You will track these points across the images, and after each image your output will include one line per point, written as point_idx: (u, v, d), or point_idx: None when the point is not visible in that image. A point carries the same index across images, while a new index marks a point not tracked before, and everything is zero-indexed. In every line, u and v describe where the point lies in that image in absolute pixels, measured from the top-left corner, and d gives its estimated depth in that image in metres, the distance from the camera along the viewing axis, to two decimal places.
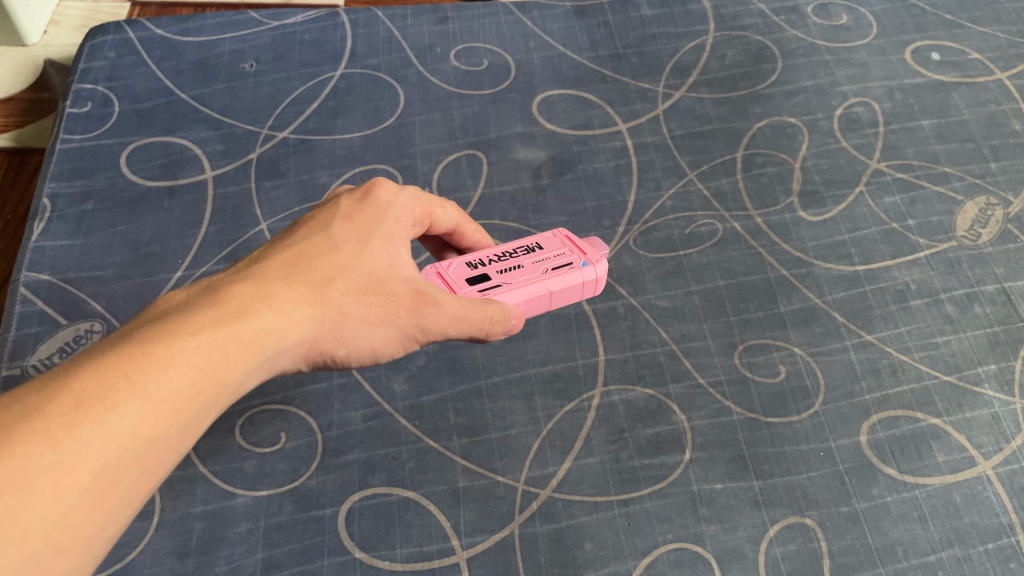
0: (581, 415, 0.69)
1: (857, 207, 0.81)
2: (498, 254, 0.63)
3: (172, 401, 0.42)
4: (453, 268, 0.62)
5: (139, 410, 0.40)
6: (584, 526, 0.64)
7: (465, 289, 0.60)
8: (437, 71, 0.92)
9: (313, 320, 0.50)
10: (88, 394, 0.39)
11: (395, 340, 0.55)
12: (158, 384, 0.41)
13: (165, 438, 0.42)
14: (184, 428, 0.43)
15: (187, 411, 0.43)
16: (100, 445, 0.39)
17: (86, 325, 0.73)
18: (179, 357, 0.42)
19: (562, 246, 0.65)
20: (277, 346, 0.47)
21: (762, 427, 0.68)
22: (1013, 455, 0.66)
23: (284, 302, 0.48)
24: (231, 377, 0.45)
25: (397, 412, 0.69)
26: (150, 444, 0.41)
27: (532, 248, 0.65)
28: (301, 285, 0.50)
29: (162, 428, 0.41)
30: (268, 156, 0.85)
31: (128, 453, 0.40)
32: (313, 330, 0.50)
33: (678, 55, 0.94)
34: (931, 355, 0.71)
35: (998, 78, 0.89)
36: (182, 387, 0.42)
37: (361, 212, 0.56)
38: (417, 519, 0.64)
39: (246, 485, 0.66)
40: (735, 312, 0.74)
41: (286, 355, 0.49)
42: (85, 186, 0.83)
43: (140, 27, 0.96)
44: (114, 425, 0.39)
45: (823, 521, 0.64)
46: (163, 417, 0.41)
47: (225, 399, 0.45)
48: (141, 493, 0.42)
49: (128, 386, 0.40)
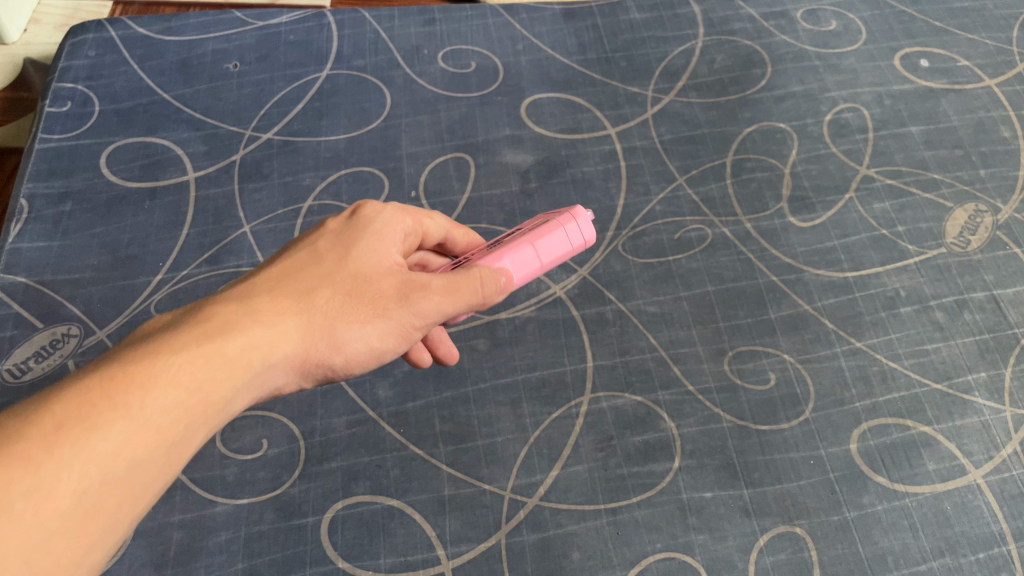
0: (569, 422, 0.68)
1: (846, 213, 0.80)
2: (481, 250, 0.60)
3: (156, 420, 0.41)
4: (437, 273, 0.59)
5: (124, 431, 0.39)
6: (571, 535, 0.63)
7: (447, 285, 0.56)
8: (424, 73, 0.91)
9: (302, 332, 0.48)
10: (67, 417, 0.38)
11: (397, 340, 0.53)
12: (142, 405, 0.40)
13: (150, 459, 0.41)
14: (171, 448, 0.42)
15: (171, 429, 0.41)
16: (81, 468, 0.38)
17: (64, 328, 0.71)
18: (162, 375, 0.41)
19: (542, 216, 0.60)
20: (265, 360, 0.46)
21: (752, 434, 0.67)
22: (1003, 464, 0.66)
23: (271, 316, 0.47)
24: (218, 394, 0.44)
25: (382, 419, 0.68)
26: (134, 466, 0.40)
27: (515, 231, 0.61)
28: (286, 299, 0.49)
29: (147, 448, 0.40)
30: (251, 158, 0.84)
31: (112, 475, 0.39)
32: (305, 341, 0.49)
33: (667, 59, 0.93)
34: (921, 362, 0.71)
35: (986, 84, 0.89)
36: (166, 405, 0.41)
37: (347, 225, 0.55)
38: (402, 528, 0.63)
39: (226, 493, 0.64)
40: (725, 318, 0.74)
41: (278, 368, 0.48)
42: (64, 187, 0.81)
43: (122, 25, 0.94)
44: (96, 447, 0.38)
45: (814, 530, 0.63)
46: (148, 437, 0.40)
47: (214, 417, 0.44)
48: (129, 518, 0.41)
49: (109, 407, 0.39)
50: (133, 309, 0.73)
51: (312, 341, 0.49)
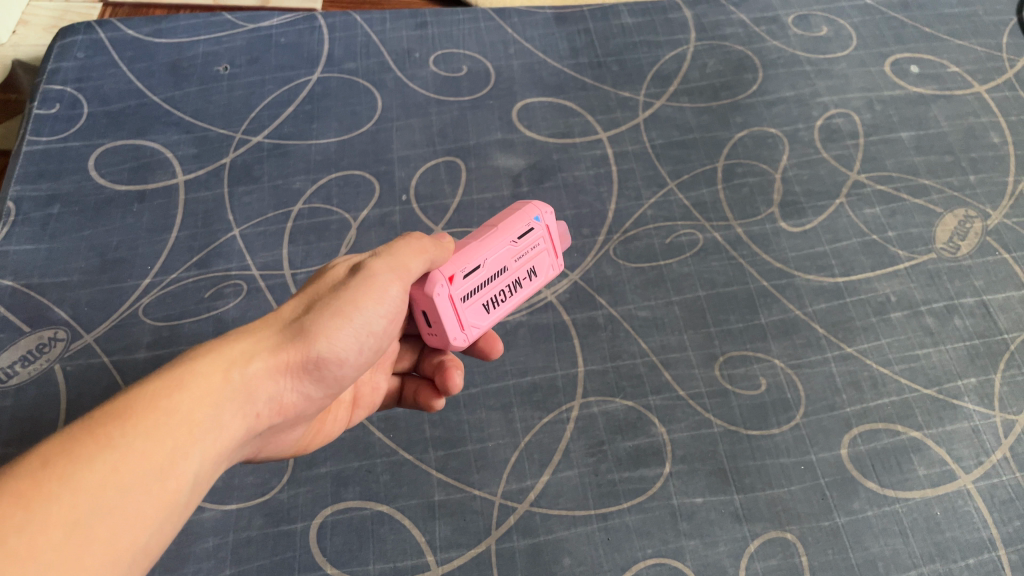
0: (560, 427, 0.68)
1: (837, 218, 0.80)
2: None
3: (137, 444, 0.43)
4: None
5: (109, 456, 0.41)
6: (562, 541, 0.62)
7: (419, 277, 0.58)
8: (416, 77, 0.91)
9: (272, 346, 0.51)
10: (49, 456, 0.40)
11: (369, 325, 0.54)
12: (121, 434, 0.42)
13: (142, 478, 0.42)
14: (161, 470, 0.43)
15: (155, 451, 0.43)
16: (70, 497, 0.39)
17: (51, 332, 0.71)
18: (136, 405, 0.44)
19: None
20: (238, 375, 0.49)
21: (743, 440, 0.67)
22: (993, 469, 0.66)
23: (234, 341, 0.50)
24: (195, 412, 0.46)
25: (372, 424, 0.68)
26: (126, 490, 0.41)
27: None
28: (250, 329, 0.52)
29: (135, 470, 0.42)
30: (242, 161, 0.83)
31: (103, 499, 0.40)
32: (279, 355, 0.51)
33: (659, 63, 0.93)
34: (911, 367, 0.71)
35: (976, 91, 0.89)
36: (145, 428, 0.43)
37: None
38: (391, 534, 0.62)
39: (214, 498, 0.64)
40: (716, 322, 0.74)
41: (258, 385, 0.50)
42: (52, 189, 0.80)
43: (112, 27, 0.94)
44: (81, 475, 0.40)
45: (804, 536, 0.63)
46: (132, 460, 0.42)
47: (199, 436, 0.45)
48: (135, 549, 0.42)
49: (89, 442, 0.41)
50: (121, 313, 0.73)
51: (286, 351, 0.51)
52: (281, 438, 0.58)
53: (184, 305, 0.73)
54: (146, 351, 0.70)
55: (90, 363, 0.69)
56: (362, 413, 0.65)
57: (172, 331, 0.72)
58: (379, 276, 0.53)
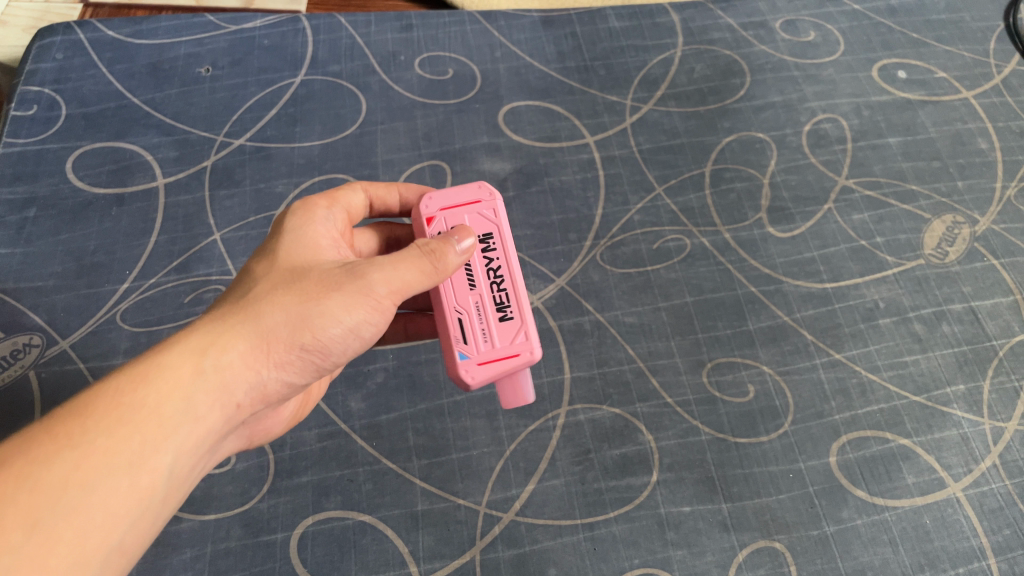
0: (546, 435, 0.67)
1: (825, 223, 0.80)
2: (487, 265, 0.62)
3: (102, 443, 0.43)
4: (468, 214, 0.63)
5: (68, 456, 0.41)
6: (548, 551, 0.61)
7: (434, 211, 0.63)
8: (401, 80, 0.90)
9: (250, 329, 0.49)
10: (8, 456, 0.40)
11: (359, 329, 0.53)
12: (82, 430, 0.42)
13: (105, 476, 0.42)
14: (129, 468, 0.43)
15: (122, 449, 0.43)
16: (29, 499, 0.39)
17: (25, 338, 0.69)
18: (99, 401, 0.44)
19: (501, 342, 0.61)
20: (212, 363, 0.47)
21: (731, 447, 0.66)
22: (982, 477, 0.65)
23: (210, 327, 0.49)
24: (166, 405, 0.45)
25: (354, 432, 0.66)
26: (90, 490, 0.41)
27: (505, 311, 0.62)
28: (227, 308, 0.50)
29: (100, 470, 0.42)
30: (223, 164, 0.82)
31: (65, 500, 0.40)
32: (258, 338, 0.49)
33: (646, 68, 0.92)
34: (900, 374, 0.70)
35: (964, 97, 0.89)
36: (106, 424, 0.43)
37: (272, 235, 0.57)
38: (373, 545, 0.61)
39: (192, 509, 0.62)
40: (704, 329, 0.73)
41: (237, 376, 0.49)
42: (28, 193, 0.79)
43: (91, 28, 0.92)
44: (41, 476, 0.40)
45: (793, 545, 0.62)
46: (96, 459, 0.42)
47: (172, 431, 0.45)
48: (105, 550, 0.42)
49: (50, 442, 0.41)
50: (98, 319, 0.71)
51: (265, 335, 0.49)
52: (269, 422, 0.60)
53: (162, 310, 0.72)
54: (124, 358, 0.69)
55: (66, 370, 0.68)
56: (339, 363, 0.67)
57: (150, 337, 0.70)
58: (372, 283, 0.52)
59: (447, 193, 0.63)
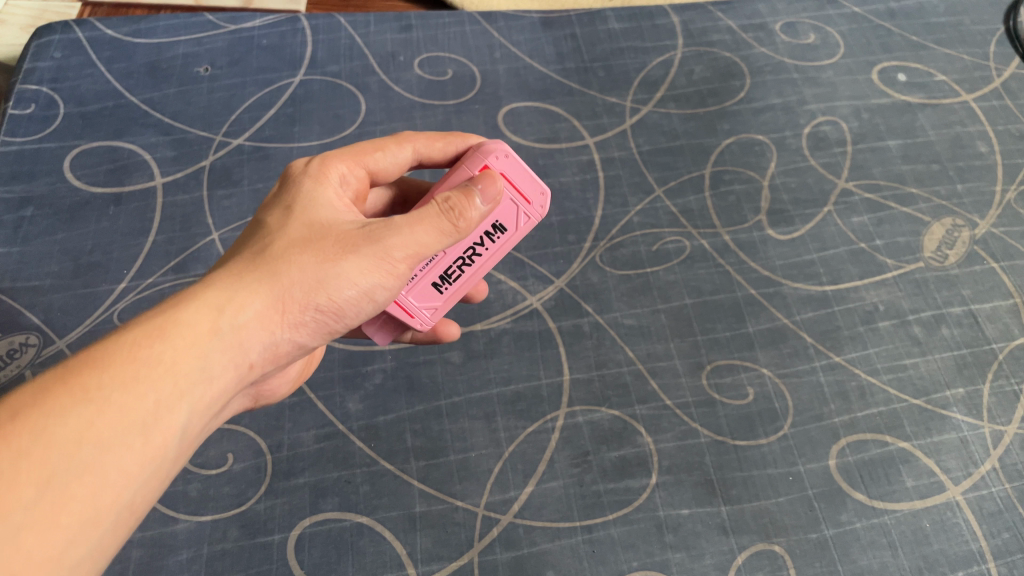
0: (545, 437, 0.67)
1: (825, 226, 0.79)
2: (471, 244, 0.61)
3: (118, 399, 0.42)
4: (508, 198, 0.60)
5: (84, 411, 0.41)
6: (546, 554, 0.61)
7: (496, 166, 0.59)
8: (400, 80, 0.90)
9: (265, 289, 0.49)
10: (21, 406, 0.40)
11: (372, 292, 0.52)
12: (98, 384, 0.42)
13: (120, 433, 0.42)
14: (144, 427, 0.43)
15: (138, 405, 0.43)
16: (43, 453, 0.39)
17: (22, 337, 0.69)
18: (115, 356, 0.43)
19: (413, 300, 0.62)
20: (228, 322, 0.47)
21: (730, 450, 0.66)
22: (982, 481, 0.65)
23: (225, 284, 0.48)
24: (181, 362, 0.45)
25: (352, 433, 0.66)
26: (105, 447, 0.41)
27: (441, 281, 0.62)
28: (244, 265, 0.50)
29: (115, 427, 0.42)
30: (221, 164, 0.82)
31: (80, 456, 0.40)
32: (274, 297, 0.49)
33: (646, 70, 0.92)
34: (899, 377, 0.70)
35: (963, 100, 0.89)
36: (122, 380, 0.43)
37: (285, 188, 0.56)
38: (370, 547, 0.61)
39: (189, 510, 0.62)
40: (703, 331, 0.73)
41: (251, 336, 0.48)
42: (25, 192, 0.79)
43: (90, 27, 0.92)
44: (56, 430, 0.40)
45: (792, 549, 0.62)
46: (111, 416, 0.42)
47: (187, 390, 0.45)
48: (117, 508, 0.42)
49: (66, 395, 0.41)
50: (95, 318, 0.71)
51: (281, 294, 0.49)
52: (274, 384, 0.61)
53: None
54: None
55: None
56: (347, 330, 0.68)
57: None
58: (389, 248, 0.51)
59: (520, 172, 0.59)
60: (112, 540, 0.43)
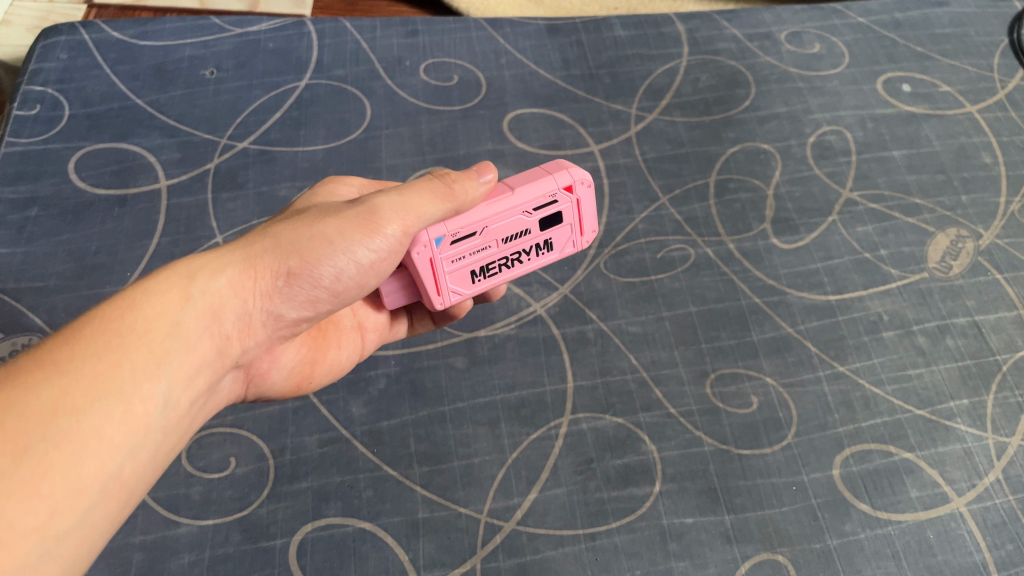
0: (548, 444, 0.66)
1: (829, 235, 0.79)
2: (522, 248, 0.59)
3: (91, 368, 0.42)
4: (570, 225, 0.60)
5: (59, 380, 0.41)
6: (549, 561, 0.61)
7: (579, 192, 0.59)
8: (405, 85, 0.90)
9: (240, 259, 0.49)
10: None
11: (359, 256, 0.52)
12: (71, 355, 0.42)
13: (96, 400, 0.41)
14: (122, 394, 0.42)
15: (113, 374, 0.42)
16: (18, 424, 0.39)
17: (25, 338, 0.68)
18: (86, 328, 0.43)
19: (449, 280, 0.58)
20: (201, 289, 0.47)
21: (734, 459, 0.66)
22: (986, 492, 0.65)
23: (198, 258, 0.49)
24: (155, 330, 0.45)
25: (355, 438, 0.66)
26: (82, 415, 0.41)
27: (479, 272, 0.58)
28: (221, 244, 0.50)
29: (91, 393, 0.41)
30: (226, 166, 0.82)
31: (56, 426, 0.40)
32: (250, 265, 0.49)
33: (651, 77, 0.92)
34: (903, 388, 0.70)
35: (968, 111, 0.89)
36: (95, 348, 0.42)
37: None
38: (373, 552, 0.61)
39: (191, 513, 0.62)
40: (707, 339, 0.72)
41: (227, 303, 0.49)
42: (30, 192, 0.78)
43: (96, 29, 0.92)
44: (29, 402, 0.40)
45: (796, 558, 0.61)
46: (85, 383, 0.41)
47: (164, 356, 0.45)
48: (104, 477, 0.41)
49: (37, 368, 0.41)
50: None
51: (257, 262, 0.50)
52: (266, 369, 0.59)
53: None
54: None
55: None
56: (372, 338, 0.67)
57: None
58: (367, 212, 0.51)
59: (592, 205, 0.60)
60: (105, 512, 0.42)
